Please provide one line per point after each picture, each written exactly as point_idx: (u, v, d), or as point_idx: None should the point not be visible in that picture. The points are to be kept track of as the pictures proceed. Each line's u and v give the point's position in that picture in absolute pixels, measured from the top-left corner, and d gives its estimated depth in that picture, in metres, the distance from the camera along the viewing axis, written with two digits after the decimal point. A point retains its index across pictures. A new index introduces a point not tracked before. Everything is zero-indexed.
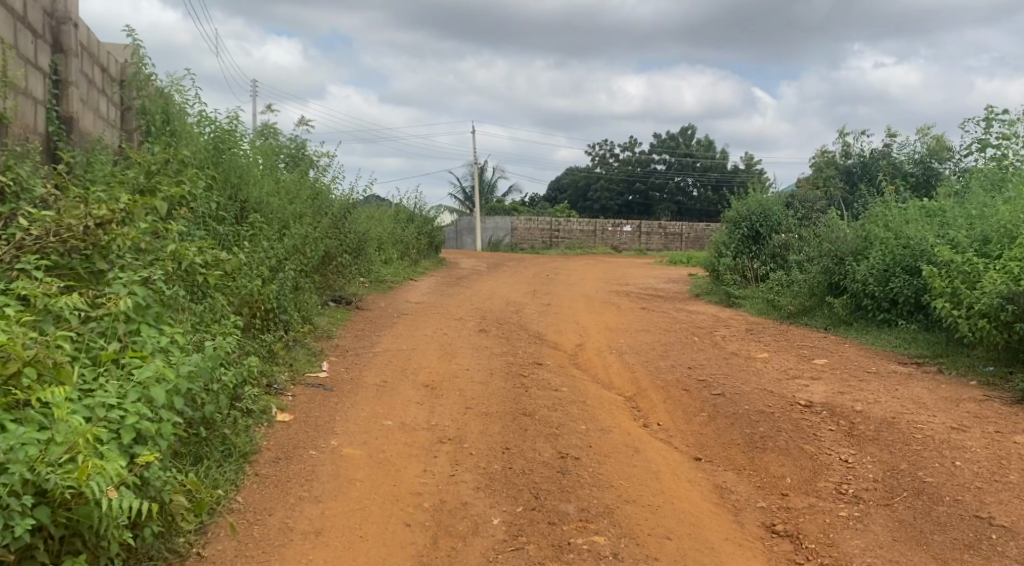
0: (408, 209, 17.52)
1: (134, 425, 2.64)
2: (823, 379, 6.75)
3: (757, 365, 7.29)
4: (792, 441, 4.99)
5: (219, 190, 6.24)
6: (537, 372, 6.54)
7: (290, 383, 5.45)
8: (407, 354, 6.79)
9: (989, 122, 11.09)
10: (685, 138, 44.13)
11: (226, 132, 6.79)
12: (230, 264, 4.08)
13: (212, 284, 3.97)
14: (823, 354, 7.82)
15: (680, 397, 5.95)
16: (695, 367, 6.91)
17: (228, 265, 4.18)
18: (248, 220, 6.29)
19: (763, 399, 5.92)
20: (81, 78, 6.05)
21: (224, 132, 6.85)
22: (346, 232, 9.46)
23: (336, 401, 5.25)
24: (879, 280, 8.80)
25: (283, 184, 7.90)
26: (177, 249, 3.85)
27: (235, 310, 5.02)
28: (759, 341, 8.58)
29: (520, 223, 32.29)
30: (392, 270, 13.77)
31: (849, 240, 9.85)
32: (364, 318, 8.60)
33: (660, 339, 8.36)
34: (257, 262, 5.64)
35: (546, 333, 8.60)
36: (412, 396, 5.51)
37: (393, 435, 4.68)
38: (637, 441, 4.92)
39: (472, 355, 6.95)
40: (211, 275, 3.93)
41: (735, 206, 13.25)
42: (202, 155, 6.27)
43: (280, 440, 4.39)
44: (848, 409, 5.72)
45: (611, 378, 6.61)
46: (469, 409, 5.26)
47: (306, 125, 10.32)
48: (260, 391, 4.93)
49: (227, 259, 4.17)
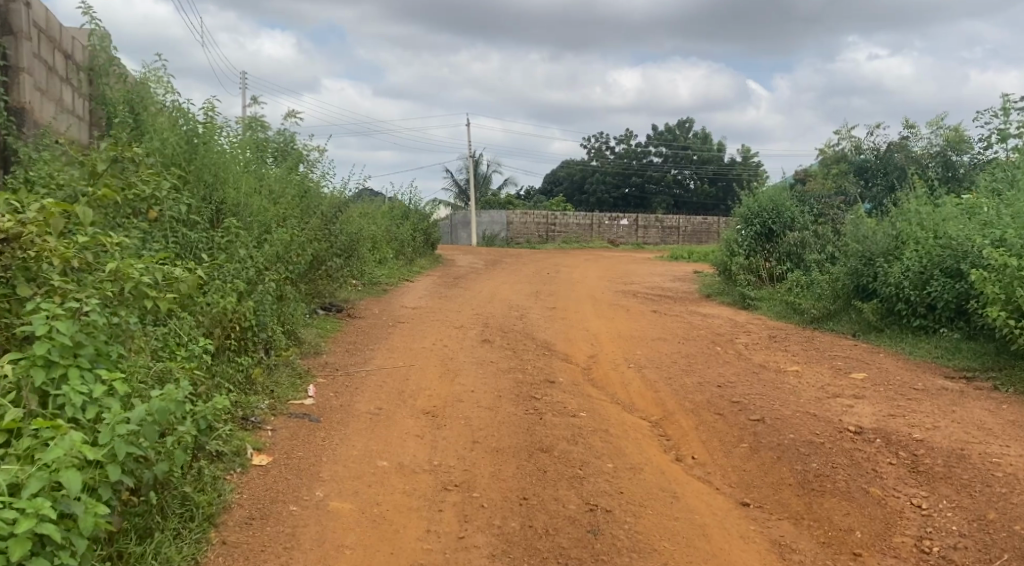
0: (403, 205, 16.74)
1: (32, 530, 1.93)
2: (867, 398, 6.06)
3: (790, 381, 6.60)
4: (853, 481, 4.32)
5: (189, 190, 5.50)
6: (550, 392, 5.85)
7: (270, 414, 4.73)
8: (405, 372, 6.09)
9: (1006, 111, 10.37)
10: (682, 131, 43.39)
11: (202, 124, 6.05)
12: (189, 284, 3.31)
13: (167, 309, 3.19)
14: (860, 367, 7.15)
15: (714, 423, 5.28)
16: (725, 384, 6.24)
17: (185, 284, 3.36)
18: (223, 225, 5.51)
19: (808, 424, 5.25)
20: (36, 63, 5.28)
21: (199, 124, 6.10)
22: (336, 233, 8.73)
23: (323, 436, 4.54)
24: (915, 283, 8.16)
25: (266, 183, 7.14)
26: (118, 265, 2.98)
27: (200, 332, 4.28)
28: (786, 352, 7.90)
29: (515, 217, 31.63)
30: (386, 270, 13.04)
31: (879, 239, 9.16)
32: (357, 327, 7.89)
33: (679, 349, 7.67)
34: (227, 277, 4.89)
35: (554, 343, 7.92)
36: (412, 427, 4.81)
37: (388, 480, 3.98)
38: (674, 484, 4.25)
39: (477, 372, 6.25)
40: (167, 297, 3.17)
41: (746, 202, 12.58)
42: (172, 152, 5.53)
43: (256, 492, 3.69)
44: (905, 437, 5.04)
45: (632, 399, 5.92)
46: (476, 444, 4.56)
47: (295, 117, 9.59)
48: (234, 427, 4.24)
49: (184, 277, 3.35)
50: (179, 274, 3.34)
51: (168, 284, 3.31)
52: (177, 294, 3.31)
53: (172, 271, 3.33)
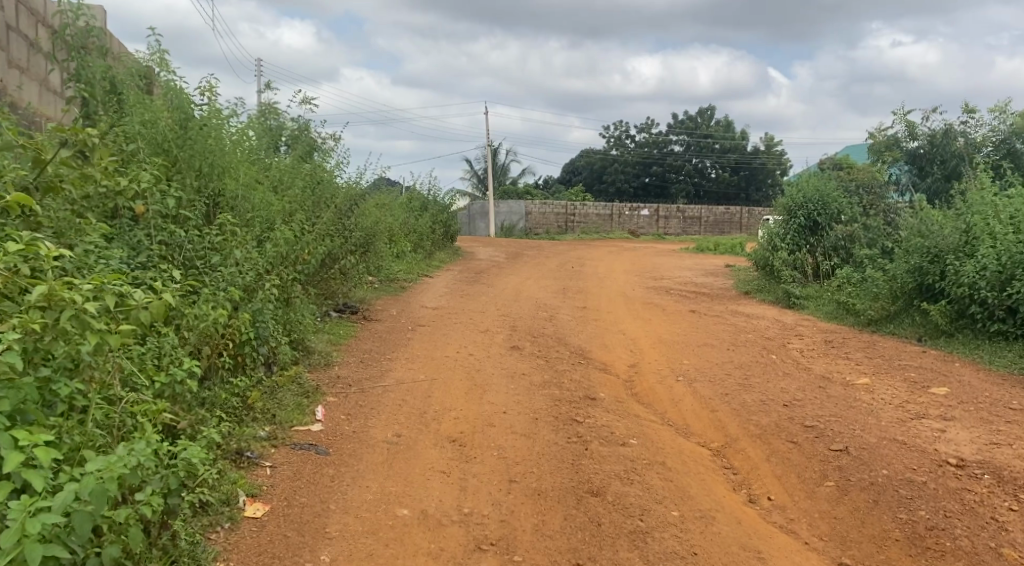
0: (422, 195, 16.02)
1: None
2: (958, 418, 5.23)
3: (862, 397, 5.81)
4: (976, 537, 3.54)
5: (178, 181, 4.77)
6: (592, 413, 5.10)
7: (269, 446, 4.03)
8: (426, 387, 5.37)
9: None
10: (705, 119, 42.29)
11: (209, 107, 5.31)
12: (153, 311, 2.55)
13: (122, 343, 2.45)
14: (937, 379, 6.31)
15: (788, 453, 4.52)
16: (791, 403, 5.45)
17: (149, 309, 2.59)
18: (217, 222, 4.77)
19: (900, 455, 4.46)
20: (12, 37, 4.60)
21: (205, 107, 5.35)
22: (350, 228, 8.04)
23: (331, 474, 3.84)
24: (992, 284, 7.31)
25: (273, 173, 6.42)
26: (50, 287, 2.26)
27: (182, 356, 3.58)
28: (849, 361, 7.08)
29: (535, 207, 30.68)
30: (404, 265, 12.35)
31: (947, 233, 8.28)
32: (373, 332, 7.20)
33: (729, 359, 6.89)
34: (219, 285, 4.20)
35: (589, 349, 7.17)
36: (436, 461, 4.10)
37: (409, 536, 3.27)
38: (755, 539, 3.50)
39: (508, 387, 5.53)
40: (120, 330, 2.43)
41: (788, 192, 11.69)
42: (164, 138, 4.79)
43: (245, 557, 2.99)
44: (1020, 473, 4.22)
45: (686, 420, 5.16)
46: (512, 485, 3.83)
47: (309, 102, 8.88)
48: (223, 468, 3.55)
49: (144, 298, 2.58)
50: (142, 298, 2.60)
51: (127, 311, 2.57)
52: (138, 324, 2.58)
53: (133, 293, 2.59)
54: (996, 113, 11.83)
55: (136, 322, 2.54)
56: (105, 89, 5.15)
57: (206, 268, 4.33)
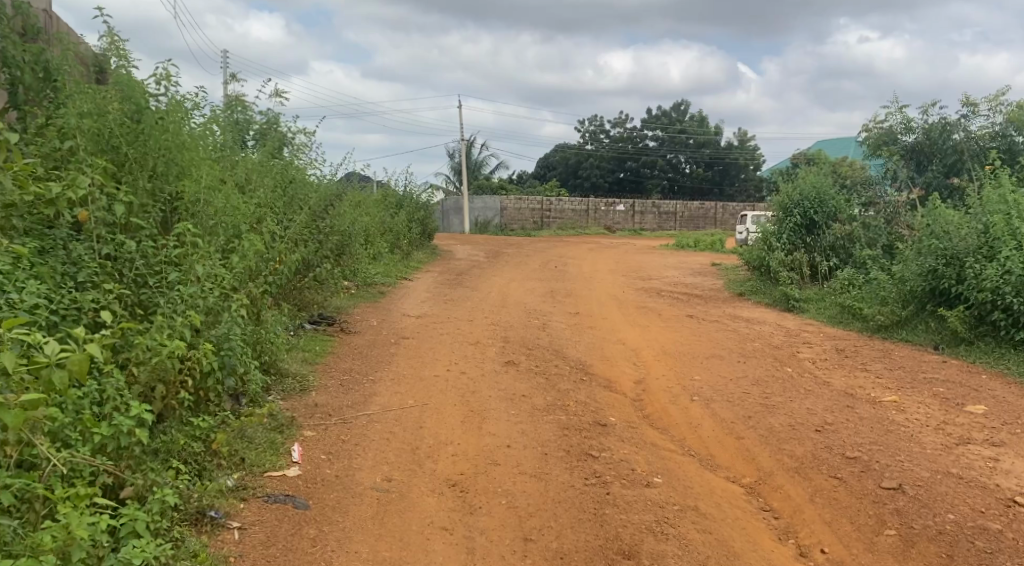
0: (397, 192, 15.32)
1: None
2: (1009, 443, 4.74)
3: (895, 417, 5.29)
4: None
5: (128, 184, 4.05)
6: (606, 444, 4.50)
7: (237, 501, 3.38)
8: (417, 416, 4.73)
9: None
10: (680, 114, 41.97)
11: (171, 99, 4.60)
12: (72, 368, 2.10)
13: (25, 419, 1.98)
14: (967, 395, 5.84)
15: (835, 493, 3.97)
16: (824, 428, 4.92)
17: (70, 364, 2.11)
18: (175, 231, 4.09)
19: (962, 492, 3.93)
20: None
21: (169, 100, 4.64)
22: (323, 232, 7.36)
23: (312, 536, 3.20)
24: (1017, 288, 6.89)
25: (239, 173, 5.72)
26: None
27: (128, 402, 2.94)
28: (868, 373, 6.57)
29: (510, 203, 30.07)
30: (381, 267, 11.68)
31: (962, 235, 7.83)
32: (352, 347, 6.54)
33: (741, 373, 6.35)
34: (176, 310, 3.54)
35: (589, 363, 6.58)
36: (434, 514, 3.48)
37: None
38: None
39: (508, 413, 4.90)
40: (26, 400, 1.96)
41: (784, 189, 11.19)
42: (112, 132, 4.05)
43: None
44: None
45: (711, 450, 4.60)
46: (529, 545, 3.25)
47: (280, 94, 8.16)
48: (179, 538, 2.90)
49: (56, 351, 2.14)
50: (55, 352, 2.15)
51: (38, 371, 2.12)
52: (51, 386, 2.12)
53: (44, 346, 2.14)
54: (993, 104, 11.43)
55: (48, 384, 2.12)
56: (39, 76, 4.39)
57: (161, 286, 3.65)
